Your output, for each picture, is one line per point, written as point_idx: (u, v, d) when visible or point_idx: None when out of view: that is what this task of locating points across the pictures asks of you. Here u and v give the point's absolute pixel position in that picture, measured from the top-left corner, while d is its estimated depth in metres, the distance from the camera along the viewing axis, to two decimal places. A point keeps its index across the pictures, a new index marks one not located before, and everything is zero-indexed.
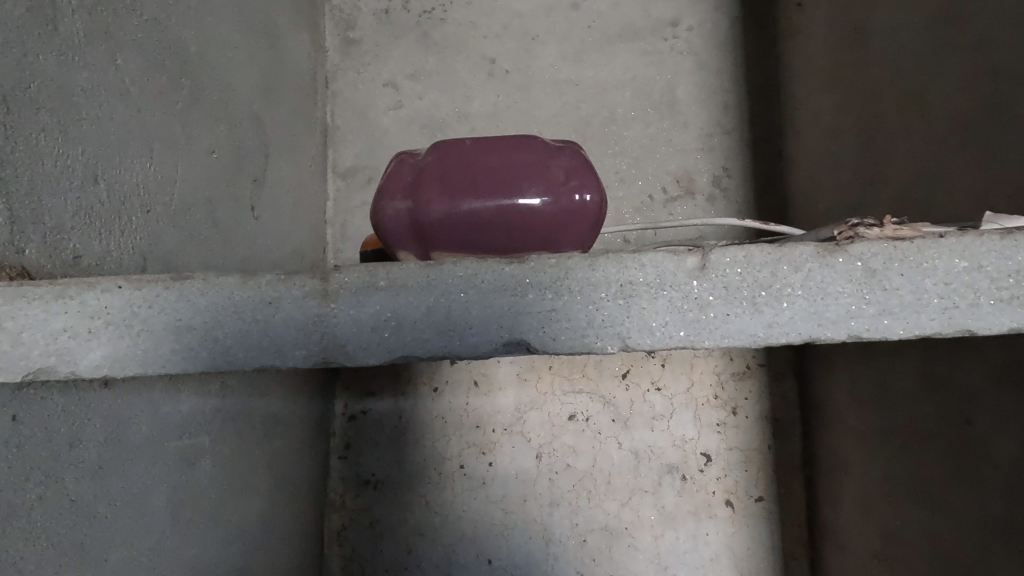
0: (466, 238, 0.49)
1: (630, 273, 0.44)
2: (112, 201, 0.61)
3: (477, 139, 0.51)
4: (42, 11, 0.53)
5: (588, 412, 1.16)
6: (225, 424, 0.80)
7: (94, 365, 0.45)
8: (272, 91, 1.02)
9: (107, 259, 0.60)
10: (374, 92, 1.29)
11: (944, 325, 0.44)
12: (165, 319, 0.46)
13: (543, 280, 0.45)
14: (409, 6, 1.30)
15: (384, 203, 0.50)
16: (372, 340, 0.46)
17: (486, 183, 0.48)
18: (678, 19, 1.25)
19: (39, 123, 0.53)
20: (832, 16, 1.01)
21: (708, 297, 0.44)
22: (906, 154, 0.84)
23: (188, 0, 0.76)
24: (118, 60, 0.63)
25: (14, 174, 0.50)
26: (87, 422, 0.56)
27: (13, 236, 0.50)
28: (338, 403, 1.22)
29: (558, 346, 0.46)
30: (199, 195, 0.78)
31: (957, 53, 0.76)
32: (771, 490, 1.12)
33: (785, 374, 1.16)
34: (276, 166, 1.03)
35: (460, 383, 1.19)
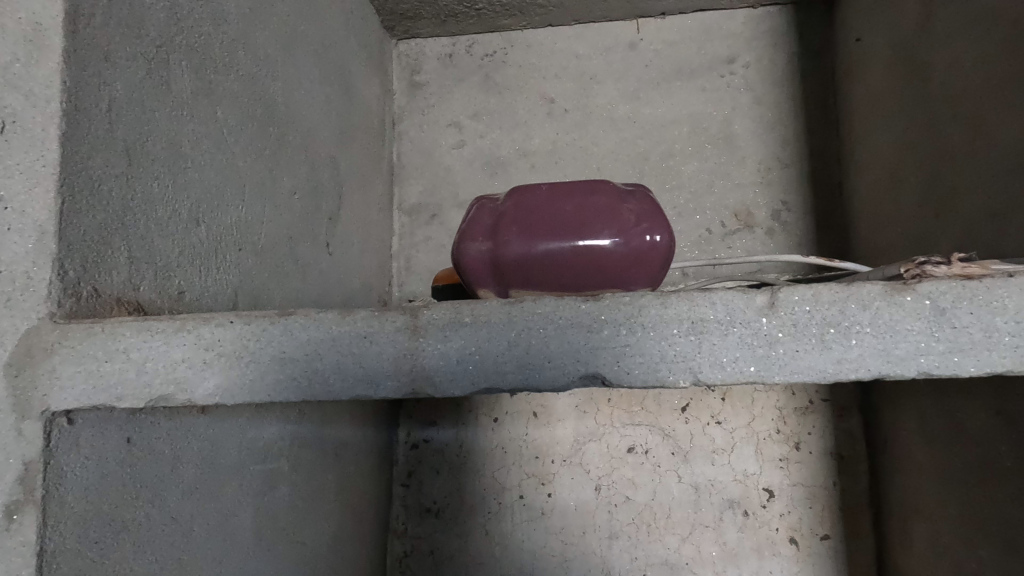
0: (543, 278, 0.51)
1: (700, 310, 0.46)
2: (210, 241, 0.67)
3: (552, 185, 0.54)
4: (157, 73, 0.60)
5: (647, 445, 1.16)
6: (301, 449, 0.85)
7: (207, 392, 0.50)
8: (346, 135, 1.08)
9: (205, 295, 0.65)
10: (438, 132, 1.34)
11: (1017, 363, 0.44)
12: (270, 351, 0.50)
13: (617, 317, 0.47)
14: (472, 50, 1.36)
15: (465, 244, 0.54)
16: (456, 372, 0.49)
17: (561, 226, 0.51)
18: (734, 57, 1.28)
19: (154, 172, 0.59)
20: (893, 51, 1.02)
21: (778, 334, 0.46)
22: (972, 188, 0.83)
23: (275, 56, 0.82)
24: (218, 114, 0.69)
25: (133, 219, 0.56)
26: (187, 445, 0.60)
27: (131, 275, 0.55)
28: (401, 431, 1.25)
29: (632, 379, 0.47)
30: (283, 234, 0.83)
31: (1022, 88, 0.76)
32: (837, 529, 1.10)
33: (851, 409, 1.14)
34: (348, 205, 1.08)
35: (520, 414, 1.21)
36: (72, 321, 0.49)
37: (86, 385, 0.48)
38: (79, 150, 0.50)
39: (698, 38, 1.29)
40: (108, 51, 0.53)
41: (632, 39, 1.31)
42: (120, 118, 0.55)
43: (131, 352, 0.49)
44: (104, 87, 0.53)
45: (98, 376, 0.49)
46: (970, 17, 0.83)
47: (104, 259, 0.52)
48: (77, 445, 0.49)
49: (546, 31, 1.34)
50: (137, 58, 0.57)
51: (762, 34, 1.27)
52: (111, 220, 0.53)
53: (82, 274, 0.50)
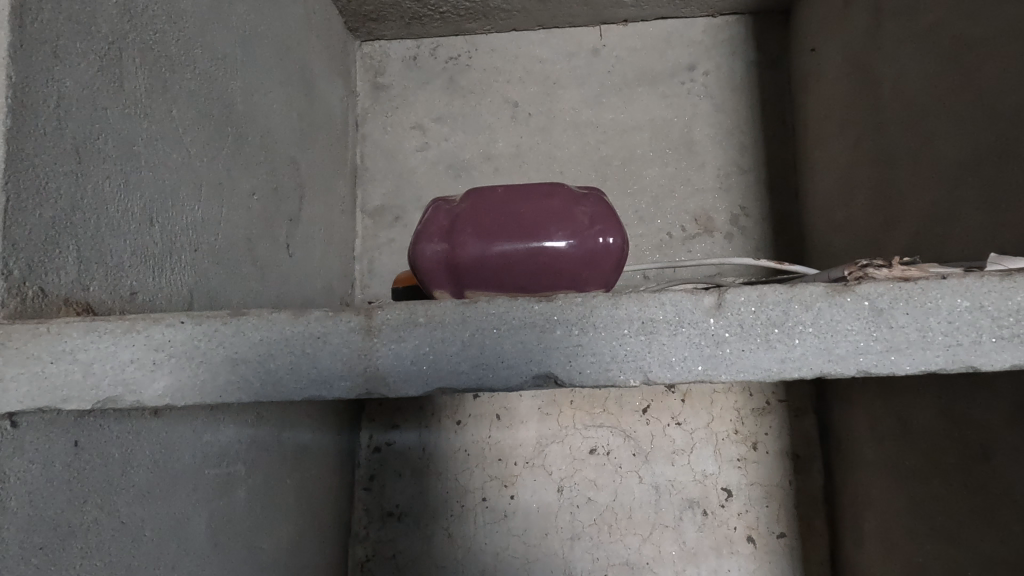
0: (498, 279, 0.52)
1: (650, 310, 0.47)
2: (164, 241, 0.66)
3: (508, 187, 0.55)
4: (110, 70, 0.59)
5: (609, 446, 1.17)
6: (260, 452, 0.84)
7: (158, 394, 0.50)
8: (308, 136, 1.08)
9: (158, 296, 0.64)
10: (402, 134, 1.34)
11: (949, 362, 0.46)
12: (222, 352, 0.50)
13: (570, 317, 0.48)
14: (436, 53, 1.36)
15: (421, 245, 0.54)
16: (411, 372, 0.49)
17: (516, 228, 0.52)
18: (694, 64, 1.30)
19: (105, 170, 0.58)
20: (846, 62, 1.05)
21: (725, 334, 0.47)
22: (918, 195, 0.86)
23: (234, 55, 0.81)
24: (174, 112, 0.68)
25: (84, 219, 0.55)
26: (138, 449, 0.59)
27: (81, 275, 0.54)
28: (364, 434, 1.25)
29: (584, 379, 0.48)
30: (241, 235, 0.82)
31: (964, 99, 0.79)
32: (792, 527, 1.12)
33: (806, 410, 1.17)
34: (310, 206, 1.08)
35: (483, 416, 1.21)
36: (16, 321, 0.48)
37: (31, 387, 0.47)
38: (26, 148, 0.49)
39: (659, 45, 1.32)
40: (57, 46, 0.52)
41: (595, 45, 1.33)
42: (70, 115, 0.54)
43: (78, 354, 0.48)
44: (52, 83, 0.52)
45: (44, 378, 0.48)
46: (917, 30, 0.87)
47: (51, 258, 0.51)
48: (23, 449, 0.47)
49: (510, 36, 1.35)
50: (88, 54, 0.56)
51: (721, 42, 1.30)
52: (60, 219, 0.52)
53: (27, 273, 0.49)
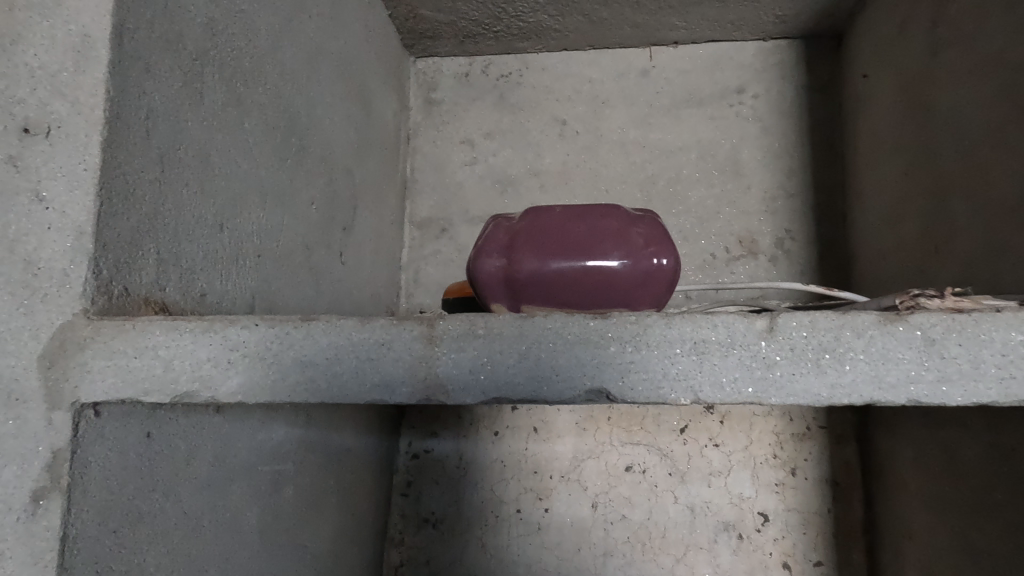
0: (553, 295, 0.54)
1: (703, 331, 0.48)
2: (232, 246, 0.70)
3: (565, 207, 0.57)
4: (192, 84, 0.62)
5: (645, 464, 1.18)
6: (307, 452, 0.86)
7: (231, 391, 0.52)
8: (363, 148, 1.11)
9: (224, 298, 0.68)
10: (451, 149, 1.38)
11: (1001, 395, 0.46)
12: (292, 354, 0.52)
13: (623, 335, 0.49)
14: (488, 70, 1.40)
15: (481, 260, 0.56)
16: (467, 381, 0.51)
17: (573, 247, 0.54)
18: (744, 87, 1.31)
19: (184, 178, 0.61)
20: (899, 90, 1.05)
21: (776, 357, 0.48)
22: (971, 225, 0.86)
23: (300, 71, 0.85)
24: (246, 125, 0.72)
25: (163, 224, 0.58)
26: (201, 443, 0.62)
27: (159, 276, 0.58)
28: (403, 440, 1.27)
29: (635, 395, 0.49)
30: (300, 242, 0.86)
31: (1021, 131, 0.78)
32: (830, 556, 1.11)
33: (847, 438, 1.16)
34: (362, 216, 1.11)
35: (521, 428, 1.23)
36: (104, 318, 0.51)
37: (115, 378, 0.50)
38: (118, 156, 0.53)
39: (709, 68, 1.33)
40: (149, 63, 0.56)
41: (644, 66, 1.35)
42: (156, 127, 0.57)
43: (160, 350, 0.51)
44: (143, 97, 0.56)
45: (128, 371, 0.51)
46: (973, 61, 0.86)
47: (135, 260, 0.55)
48: (103, 437, 0.51)
49: (561, 55, 1.38)
50: (174, 70, 0.60)
51: (772, 66, 1.31)
52: (144, 223, 0.56)
53: (115, 273, 0.52)
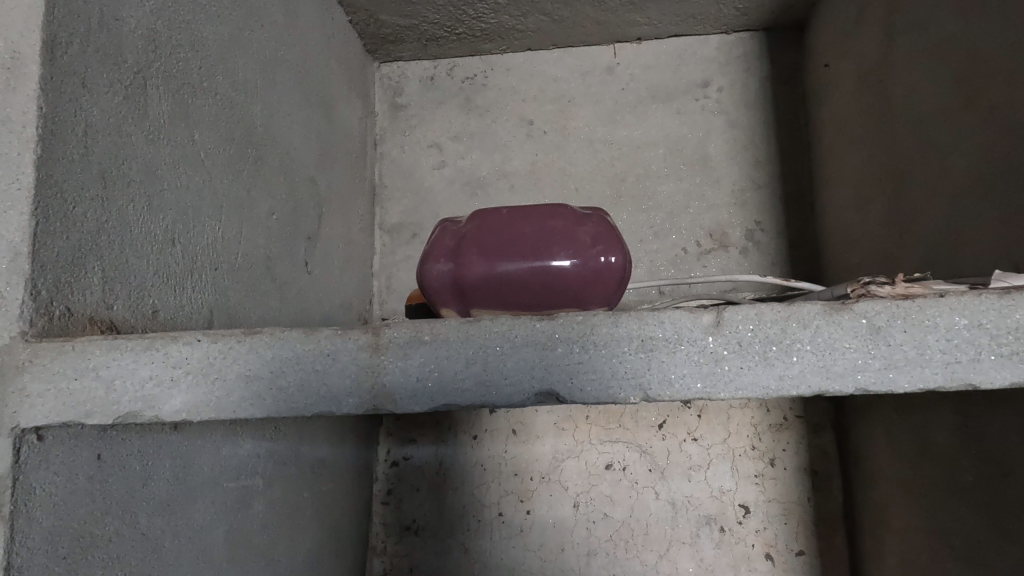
0: (502, 297, 0.53)
1: (649, 328, 0.48)
2: (186, 261, 0.68)
3: (512, 208, 0.56)
4: (134, 98, 0.61)
5: (625, 462, 1.17)
6: (277, 466, 0.85)
7: (175, 410, 0.51)
8: (326, 156, 1.10)
9: (179, 314, 0.67)
10: (419, 153, 1.37)
11: (947, 379, 0.46)
12: (237, 369, 0.52)
13: (571, 335, 0.49)
14: (453, 73, 1.39)
15: (429, 265, 0.55)
16: (416, 389, 0.51)
17: (520, 248, 0.53)
18: (708, 81, 1.31)
19: (129, 194, 0.60)
20: (859, 78, 1.05)
21: (723, 351, 0.48)
22: (932, 210, 0.86)
23: (254, 80, 0.84)
24: (196, 137, 0.71)
25: (108, 240, 0.57)
26: (159, 462, 0.61)
27: (105, 295, 0.56)
28: (382, 449, 1.26)
29: (586, 396, 0.49)
30: (260, 253, 0.85)
31: (977, 114, 0.79)
32: (812, 545, 1.11)
33: (824, 425, 1.16)
34: (328, 225, 1.10)
35: (499, 431, 1.22)
36: (43, 340, 0.50)
37: (56, 402, 0.49)
38: (55, 174, 0.52)
39: (673, 63, 1.33)
40: (85, 78, 0.55)
41: (609, 63, 1.35)
42: (96, 142, 0.56)
43: (100, 371, 0.50)
44: (80, 112, 0.54)
45: (68, 393, 0.50)
46: (928, 46, 0.87)
47: (77, 279, 0.54)
48: (48, 462, 0.49)
49: (525, 56, 1.37)
50: (114, 84, 0.59)
51: (735, 59, 1.31)
52: (87, 241, 0.55)
53: (55, 293, 0.51)
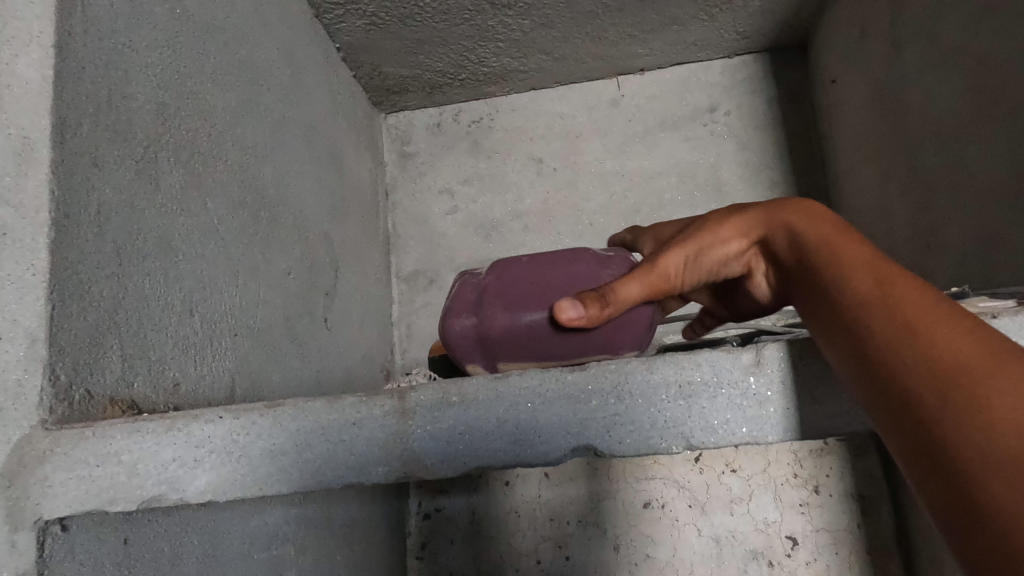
0: (531, 350, 0.53)
1: (687, 373, 0.47)
2: (204, 330, 0.68)
3: (531, 256, 0.56)
4: (145, 172, 0.61)
5: (664, 499, 1.14)
6: (308, 531, 0.83)
7: (199, 491, 0.50)
8: (339, 210, 1.10)
9: (200, 385, 0.65)
10: (430, 199, 1.37)
11: None
12: (261, 444, 0.50)
13: (605, 386, 0.48)
14: (459, 117, 1.40)
15: (450, 322, 0.54)
16: (447, 453, 0.49)
17: (546, 297, 0.52)
18: (715, 106, 1.31)
19: (145, 268, 0.60)
20: (870, 93, 1.04)
21: (766, 393, 0.47)
22: (958, 220, 0.84)
23: (263, 142, 0.85)
24: (209, 205, 0.71)
25: (125, 318, 0.56)
26: (188, 540, 0.59)
27: (125, 372, 0.55)
28: (413, 501, 1.23)
29: (625, 449, 0.48)
30: (279, 314, 0.84)
31: (996, 120, 0.77)
32: (867, 575, 1.06)
33: (868, 447, 1.11)
34: (345, 278, 1.10)
35: (531, 475, 1.19)
36: (64, 426, 0.49)
37: (78, 490, 0.48)
38: (68, 257, 0.51)
39: (678, 90, 1.33)
40: (96, 157, 0.55)
41: (614, 96, 1.35)
42: (110, 220, 0.56)
43: (122, 455, 0.49)
44: (93, 191, 0.54)
45: (91, 480, 0.49)
46: (938, 56, 0.85)
47: (96, 359, 0.53)
48: (73, 553, 0.48)
49: (529, 95, 1.38)
50: (125, 160, 0.59)
51: (740, 82, 1.31)
52: (104, 320, 0.54)
53: (74, 376, 0.50)
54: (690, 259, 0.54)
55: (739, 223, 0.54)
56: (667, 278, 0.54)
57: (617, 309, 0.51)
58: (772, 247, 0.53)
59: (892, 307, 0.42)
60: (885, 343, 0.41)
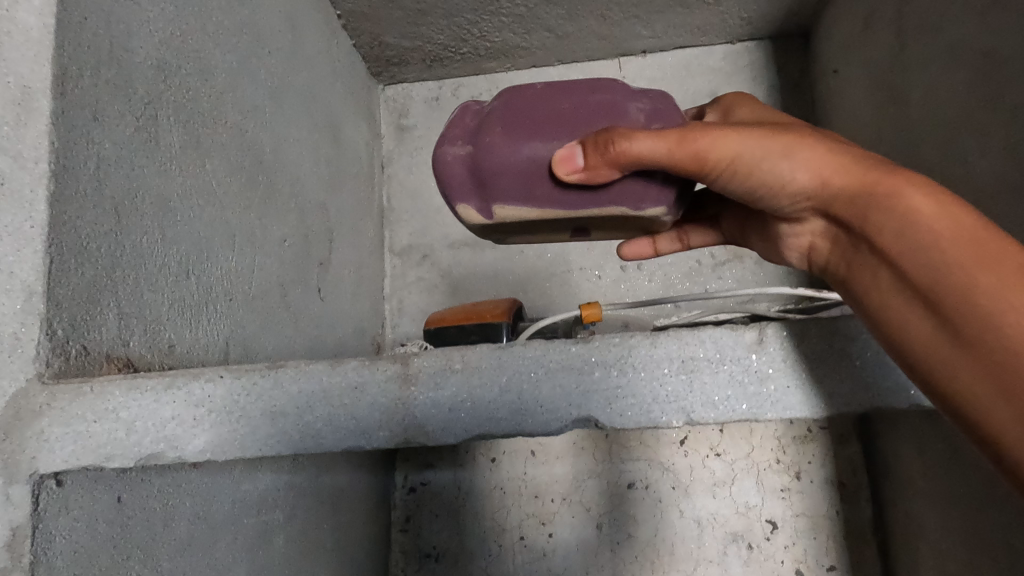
0: (527, 184, 0.53)
1: (691, 348, 0.48)
2: (200, 293, 0.67)
3: (545, 83, 0.54)
4: (145, 129, 0.60)
5: (647, 480, 1.15)
6: (297, 499, 0.83)
7: (199, 450, 0.51)
8: (335, 180, 1.09)
9: (195, 347, 0.65)
10: (426, 174, 1.36)
11: None
12: (261, 406, 0.51)
13: (608, 359, 0.48)
14: (458, 92, 1.39)
15: (444, 146, 0.54)
16: (449, 420, 0.50)
17: (558, 125, 0.52)
18: (715, 91, 1.30)
19: (143, 227, 0.59)
20: (872, 83, 1.04)
21: (768, 370, 0.48)
22: None
23: (262, 107, 0.84)
24: (208, 166, 0.70)
25: (123, 276, 0.56)
26: (179, 502, 0.59)
27: (121, 330, 0.55)
28: (398, 475, 1.24)
29: (626, 421, 0.48)
30: (274, 282, 0.84)
31: (997, 114, 0.77)
32: (843, 560, 1.08)
33: (850, 436, 1.14)
34: (339, 249, 1.09)
35: (518, 452, 1.20)
36: (60, 381, 0.48)
37: (75, 445, 0.48)
38: (68, 211, 0.50)
39: (679, 74, 1.32)
40: (96, 111, 0.54)
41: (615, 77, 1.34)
42: (110, 177, 0.55)
43: (120, 412, 0.49)
44: (92, 146, 0.53)
45: (89, 436, 0.48)
46: (945, 48, 0.85)
47: (93, 316, 0.52)
48: (66, 507, 0.47)
49: (530, 73, 1.37)
50: (126, 116, 0.58)
51: (741, 69, 1.31)
52: (101, 276, 0.53)
53: (71, 332, 0.50)
54: (738, 163, 0.52)
55: (822, 155, 0.52)
56: (709, 166, 0.51)
57: (621, 159, 0.49)
58: (853, 200, 0.50)
59: (1013, 279, 0.42)
60: (991, 311, 0.42)
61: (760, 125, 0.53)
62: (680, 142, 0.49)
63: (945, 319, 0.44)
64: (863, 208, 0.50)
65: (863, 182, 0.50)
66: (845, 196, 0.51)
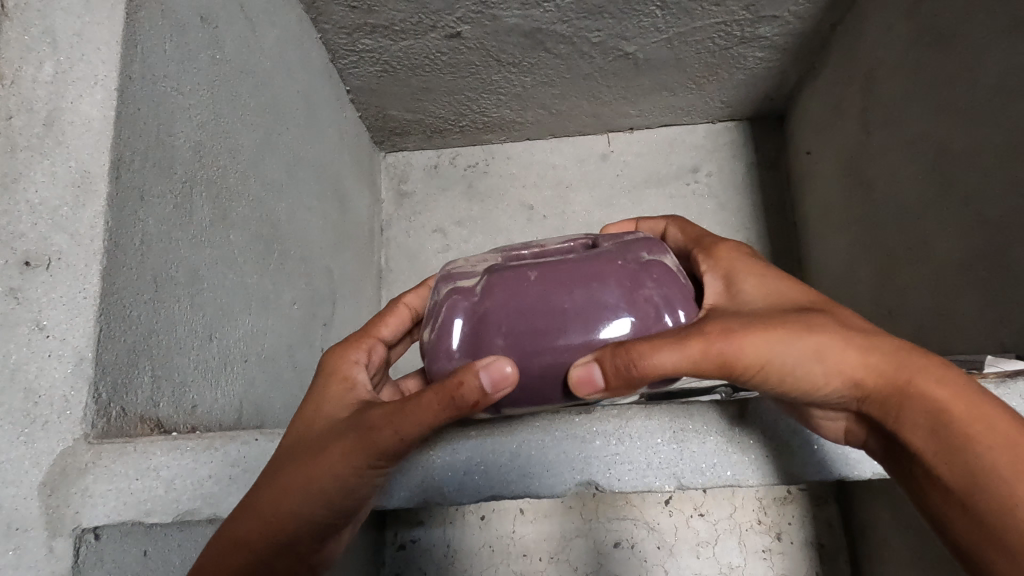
0: (538, 387, 0.50)
1: (681, 421, 0.56)
2: (221, 356, 0.71)
3: (540, 270, 0.50)
4: (182, 205, 0.66)
5: (634, 539, 1.18)
6: None
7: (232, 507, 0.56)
8: (340, 245, 1.15)
9: (215, 407, 0.69)
10: (424, 237, 1.42)
11: None
12: None
13: (608, 429, 0.56)
14: (456, 161, 1.46)
15: (443, 361, 0.51)
16: (465, 481, 0.57)
17: (562, 323, 0.48)
18: (698, 166, 1.39)
19: (176, 295, 0.64)
20: (841, 166, 1.12)
21: (747, 440, 0.57)
22: (920, 290, 0.91)
23: (279, 178, 0.89)
24: (231, 237, 0.75)
25: (156, 340, 0.60)
26: None
27: (154, 392, 0.59)
28: (389, 532, 1.26)
29: (623, 484, 0.56)
30: (283, 343, 0.88)
31: (952, 204, 0.84)
32: None
33: (828, 498, 1.19)
34: (341, 310, 1.14)
35: (507, 510, 1.23)
36: (104, 441, 0.53)
37: (117, 501, 0.52)
38: (115, 283, 0.55)
39: (664, 150, 1.41)
40: (143, 192, 0.59)
41: (604, 151, 1.43)
42: (151, 250, 0.60)
43: (161, 471, 0.55)
44: (139, 223, 0.59)
45: (130, 493, 0.53)
46: (904, 139, 0.94)
47: (131, 380, 0.56)
48: (103, 561, 0.51)
49: (524, 145, 1.45)
50: (167, 194, 0.63)
51: (722, 147, 1.40)
52: (139, 342, 0.58)
53: (113, 395, 0.54)
54: (770, 368, 0.48)
55: (856, 363, 0.49)
56: (738, 374, 0.47)
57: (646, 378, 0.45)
58: (885, 401, 0.49)
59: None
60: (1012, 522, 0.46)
61: (790, 321, 0.48)
62: (705, 355, 0.46)
63: (960, 503, 0.48)
64: (891, 407, 0.50)
65: (895, 386, 0.49)
66: (877, 398, 0.50)
